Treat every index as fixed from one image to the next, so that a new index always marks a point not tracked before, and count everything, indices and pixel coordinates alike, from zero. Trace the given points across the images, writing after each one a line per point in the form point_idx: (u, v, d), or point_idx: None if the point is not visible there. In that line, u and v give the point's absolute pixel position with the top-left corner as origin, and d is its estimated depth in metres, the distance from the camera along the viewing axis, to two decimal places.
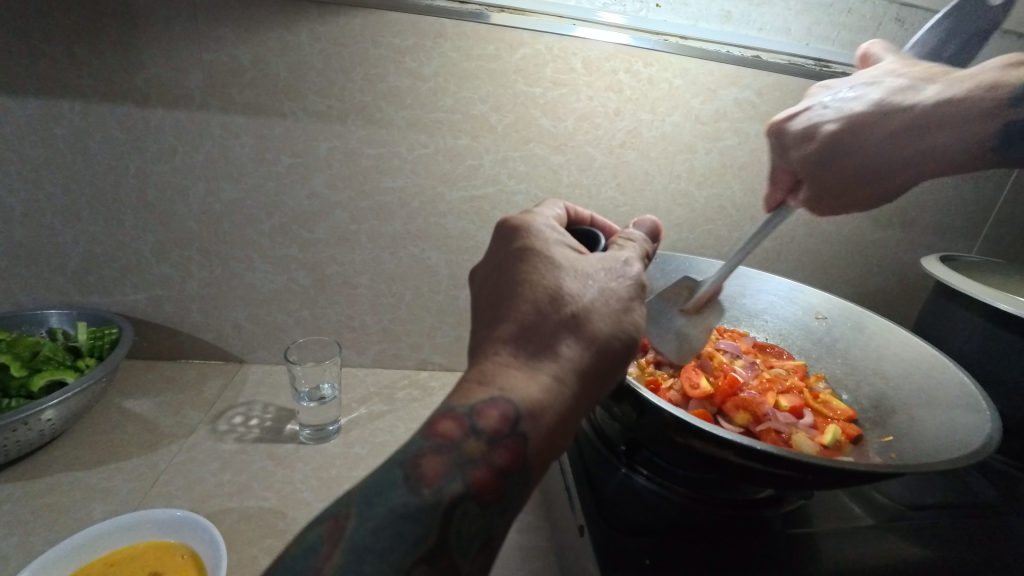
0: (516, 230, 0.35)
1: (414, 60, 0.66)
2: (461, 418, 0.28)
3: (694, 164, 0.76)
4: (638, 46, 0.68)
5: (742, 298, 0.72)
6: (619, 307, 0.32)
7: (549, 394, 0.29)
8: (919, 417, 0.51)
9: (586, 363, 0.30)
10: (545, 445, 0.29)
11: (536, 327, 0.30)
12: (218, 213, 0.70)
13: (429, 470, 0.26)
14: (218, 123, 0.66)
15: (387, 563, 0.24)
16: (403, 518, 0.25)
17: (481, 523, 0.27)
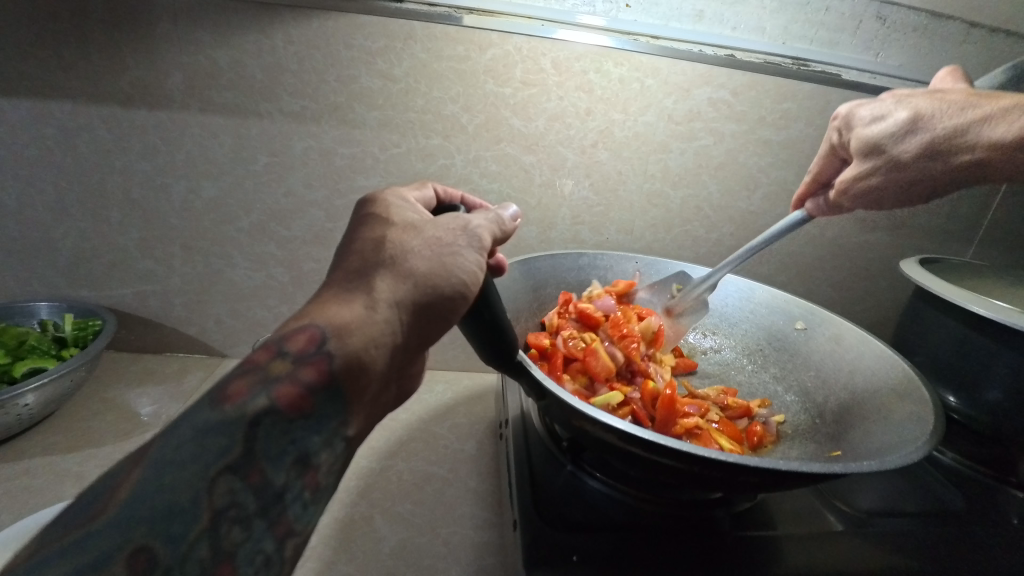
0: (366, 199, 0.38)
1: (385, 61, 0.67)
2: (270, 345, 0.28)
3: (668, 164, 0.76)
4: (619, 47, 0.68)
5: (721, 306, 0.69)
6: (441, 250, 0.35)
7: (362, 319, 0.31)
8: (871, 431, 0.46)
9: (401, 294, 0.32)
10: (357, 368, 0.29)
11: (359, 267, 0.33)
12: (199, 210, 0.73)
13: (233, 391, 0.25)
14: (197, 123, 0.68)
15: (191, 473, 0.23)
16: (206, 433, 0.24)
17: (284, 444, 0.26)
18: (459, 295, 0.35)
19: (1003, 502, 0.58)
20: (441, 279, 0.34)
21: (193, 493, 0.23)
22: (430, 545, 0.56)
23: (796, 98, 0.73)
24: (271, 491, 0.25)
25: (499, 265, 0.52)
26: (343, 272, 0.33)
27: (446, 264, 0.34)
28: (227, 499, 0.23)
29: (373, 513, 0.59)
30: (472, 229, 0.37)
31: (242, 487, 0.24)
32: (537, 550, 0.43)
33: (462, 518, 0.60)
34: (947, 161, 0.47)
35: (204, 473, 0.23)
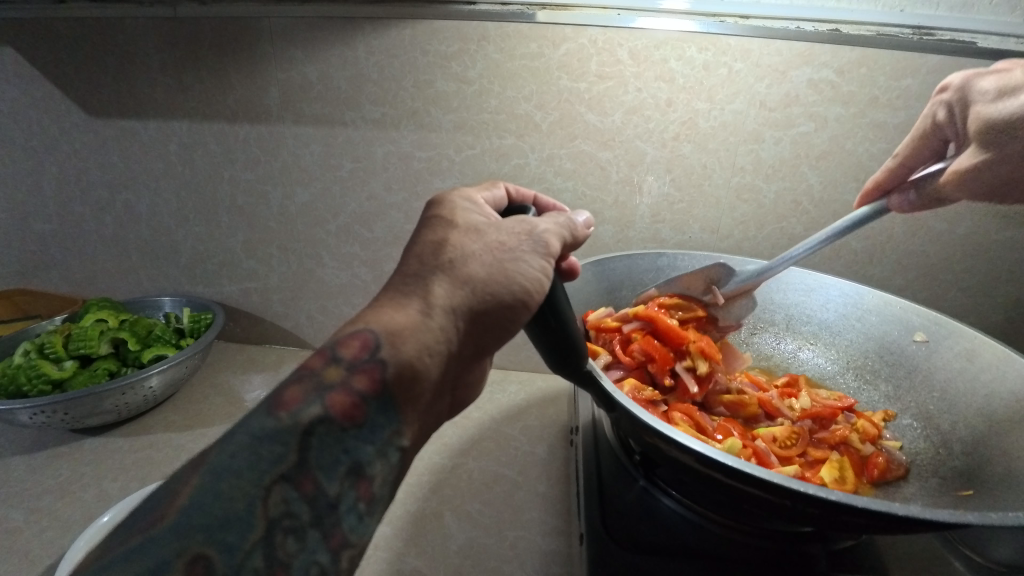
0: (433, 201, 0.39)
1: (460, 64, 0.68)
2: (325, 351, 0.30)
3: (760, 155, 0.69)
4: (704, 30, 0.63)
5: (820, 313, 0.61)
6: (503, 254, 0.34)
7: (415, 325, 0.31)
8: (1017, 474, 0.39)
9: (457, 300, 0.33)
10: (410, 375, 0.31)
11: (417, 269, 0.34)
12: (293, 214, 0.79)
13: (287, 397, 0.27)
14: (291, 133, 0.74)
15: (246, 481, 0.24)
16: (262, 442, 0.25)
17: (339, 450, 0.27)
18: (518, 303, 0.34)
19: None
20: (501, 286, 0.34)
21: (248, 500, 0.24)
22: (497, 547, 0.56)
23: (919, 74, 0.63)
24: (324, 501, 0.26)
25: (571, 270, 0.50)
26: (402, 275, 0.34)
27: (507, 270, 0.34)
28: (280, 509, 0.25)
29: (442, 510, 0.60)
30: (538, 234, 0.36)
31: (296, 496, 0.25)
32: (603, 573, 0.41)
33: (530, 523, 0.59)
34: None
35: (260, 481, 0.24)
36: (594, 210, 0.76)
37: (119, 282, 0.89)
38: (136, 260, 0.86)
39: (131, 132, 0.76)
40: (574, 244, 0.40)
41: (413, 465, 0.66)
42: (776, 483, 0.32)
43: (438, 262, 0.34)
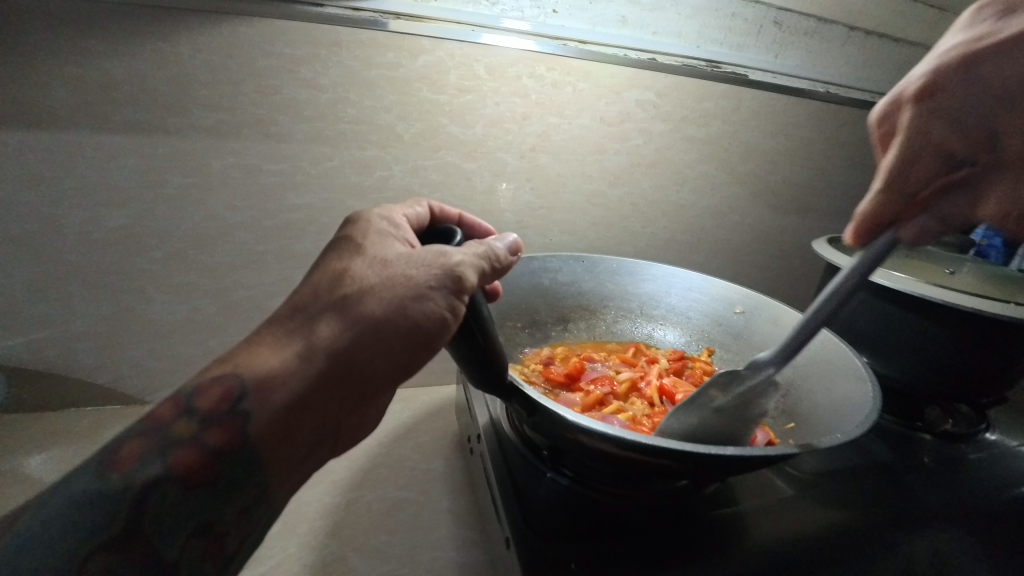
0: (352, 216, 0.37)
1: (310, 70, 0.63)
2: (180, 400, 0.29)
3: (604, 164, 0.78)
4: (549, 52, 0.69)
5: (665, 297, 0.72)
6: (405, 293, 0.31)
7: (286, 371, 0.30)
8: (819, 401, 0.51)
9: (341, 343, 0.30)
10: (274, 427, 0.29)
11: (306, 303, 0.31)
12: (101, 243, 0.64)
13: (124, 457, 0.26)
14: (90, 144, 0.59)
15: (58, 555, 0.23)
16: (84, 506, 0.24)
17: (181, 513, 0.26)
18: (406, 347, 0.32)
19: (916, 448, 0.67)
20: (393, 326, 0.31)
21: (57, 574, 0.23)
22: (414, 573, 0.54)
23: (713, 98, 0.78)
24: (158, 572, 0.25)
25: (494, 292, 0.56)
26: (291, 306, 0.32)
27: (403, 309, 0.31)
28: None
29: (346, 552, 0.56)
30: (452, 268, 0.32)
31: (124, 565, 0.24)
32: (537, 569, 0.42)
33: (443, 540, 0.58)
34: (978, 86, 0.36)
35: (76, 554, 0.23)
36: None
37: None
38: None
39: None
40: (501, 270, 0.38)
41: (302, 511, 0.60)
42: (672, 448, 0.37)
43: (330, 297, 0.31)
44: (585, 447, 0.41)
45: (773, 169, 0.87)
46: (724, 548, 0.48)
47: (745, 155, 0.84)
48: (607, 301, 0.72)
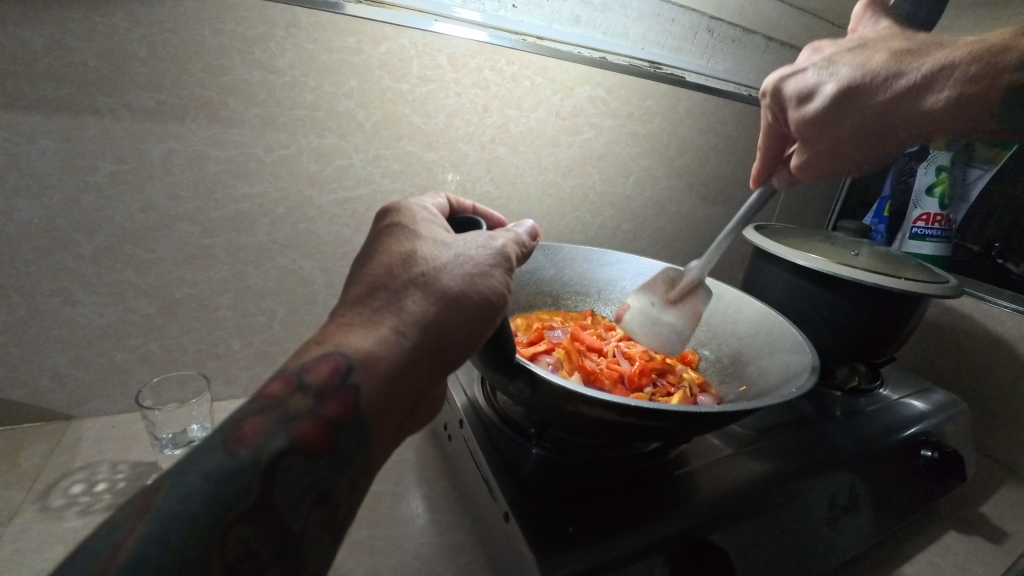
0: (386, 206, 0.36)
1: (265, 51, 0.59)
2: (291, 376, 0.27)
3: (558, 157, 0.82)
4: (495, 42, 0.70)
5: (621, 282, 0.76)
6: (476, 268, 0.31)
7: (386, 346, 0.28)
8: (765, 365, 0.55)
9: (431, 316, 0.29)
10: (384, 399, 0.28)
11: (386, 282, 0.30)
12: (14, 238, 0.56)
13: (249, 432, 0.24)
14: (2, 124, 0.52)
15: (199, 528, 0.22)
16: (218, 480, 0.23)
17: (310, 483, 0.24)
18: (485, 320, 0.31)
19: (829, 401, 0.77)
20: (473, 297, 0.31)
21: (202, 547, 0.21)
22: (401, 562, 0.54)
23: (655, 96, 0.84)
24: (292, 541, 0.24)
25: None
26: (366, 288, 0.30)
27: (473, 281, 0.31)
28: (240, 554, 0.22)
29: None
30: (500, 248, 0.34)
31: (258, 537, 0.23)
32: (539, 533, 0.45)
33: (426, 527, 0.59)
34: (880, 100, 0.45)
35: (216, 527, 0.22)
36: None
37: None
38: None
39: None
40: (521, 256, 0.38)
41: None
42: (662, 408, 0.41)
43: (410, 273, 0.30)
44: (580, 416, 0.44)
45: (703, 163, 0.96)
46: (694, 497, 0.54)
47: (680, 150, 0.92)
48: (567, 287, 0.76)
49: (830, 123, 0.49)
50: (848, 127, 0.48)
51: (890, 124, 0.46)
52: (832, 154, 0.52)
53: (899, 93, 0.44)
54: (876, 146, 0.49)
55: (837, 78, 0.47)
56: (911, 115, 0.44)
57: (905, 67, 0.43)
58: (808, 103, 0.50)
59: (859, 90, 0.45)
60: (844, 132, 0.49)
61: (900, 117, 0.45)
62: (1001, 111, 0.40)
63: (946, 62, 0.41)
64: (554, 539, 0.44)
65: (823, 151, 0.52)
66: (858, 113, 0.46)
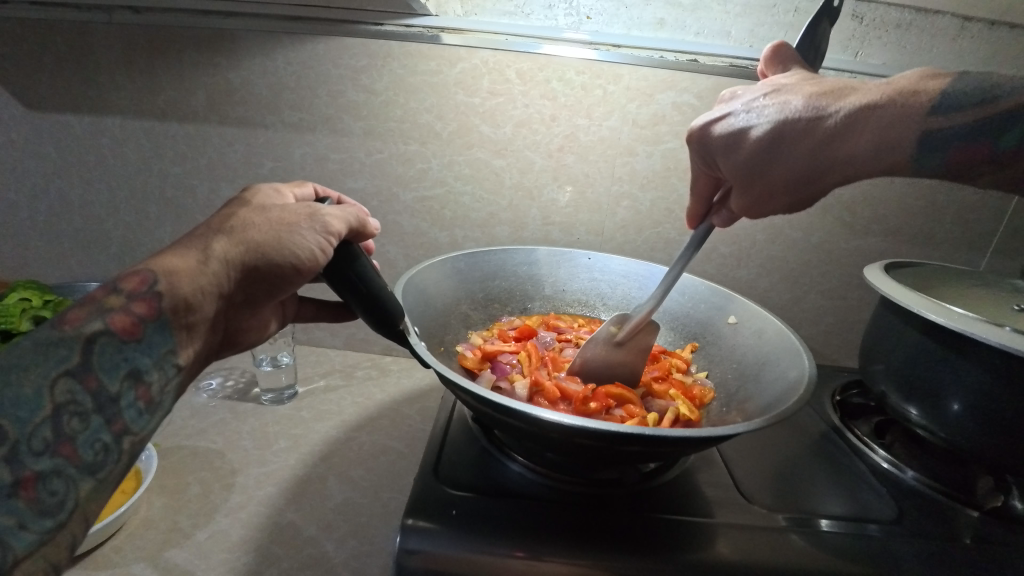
0: (247, 188, 0.49)
1: (368, 77, 0.76)
2: (107, 285, 0.38)
3: (635, 167, 0.78)
4: (602, 59, 0.73)
5: (665, 301, 0.68)
6: (281, 224, 0.42)
7: (188, 270, 0.40)
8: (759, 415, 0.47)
9: (232, 255, 0.41)
10: (182, 308, 0.39)
11: (203, 232, 0.42)
12: (217, 207, 0.85)
13: (71, 317, 0.37)
14: (217, 134, 0.80)
15: (35, 374, 0.34)
16: (46, 347, 0.35)
17: (119, 357, 0.37)
18: (287, 266, 0.41)
19: (952, 519, 0.54)
20: (272, 245, 0.41)
21: (36, 386, 0.34)
22: (370, 506, 0.62)
23: None
24: (105, 395, 0.36)
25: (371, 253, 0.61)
26: (190, 235, 0.42)
27: (281, 235, 0.41)
28: (65, 396, 0.35)
29: (328, 474, 0.66)
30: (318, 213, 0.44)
31: (79, 387, 0.35)
32: (420, 503, 0.47)
33: (405, 487, 0.65)
34: (803, 152, 0.44)
35: (46, 376, 0.34)
36: (491, 212, 0.83)
37: (50, 267, 0.92)
38: (67, 247, 0.90)
39: (66, 125, 0.81)
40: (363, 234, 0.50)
41: (309, 437, 0.72)
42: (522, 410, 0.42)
43: (225, 226, 0.42)
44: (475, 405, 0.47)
45: None
46: (634, 544, 0.47)
47: None
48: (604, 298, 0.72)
49: (756, 170, 0.47)
50: (774, 178, 0.46)
51: (828, 172, 0.44)
52: (764, 202, 0.49)
53: (827, 133, 0.42)
54: (811, 189, 0.46)
55: (763, 119, 0.45)
56: (838, 161, 0.43)
57: (828, 105, 0.42)
58: (730, 152, 0.48)
59: (780, 134, 0.44)
60: (773, 175, 0.46)
61: (829, 161, 0.43)
62: (920, 158, 0.41)
63: (869, 103, 0.41)
64: (431, 513, 0.46)
65: (754, 197, 0.49)
66: (779, 161, 0.45)
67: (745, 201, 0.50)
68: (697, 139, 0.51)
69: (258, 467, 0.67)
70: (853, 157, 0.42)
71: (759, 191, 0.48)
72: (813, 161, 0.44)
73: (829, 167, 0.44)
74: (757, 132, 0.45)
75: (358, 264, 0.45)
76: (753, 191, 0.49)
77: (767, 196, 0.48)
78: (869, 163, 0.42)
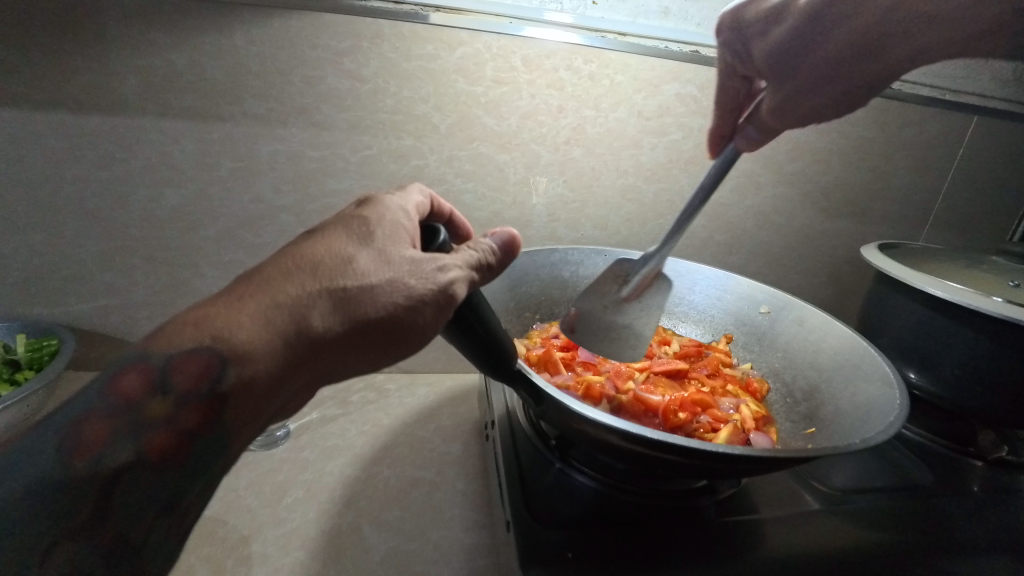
0: (369, 203, 0.40)
1: (352, 61, 0.66)
2: (151, 378, 0.31)
3: (640, 159, 0.77)
4: (588, 44, 0.69)
5: (688, 294, 0.69)
6: (403, 300, 0.34)
7: (266, 357, 0.32)
8: (841, 406, 0.48)
9: (330, 337, 0.33)
10: (243, 409, 0.33)
11: (297, 290, 0.33)
12: (161, 218, 0.70)
13: (90, 440, 0.30)
14: (157, 129, 0.65)
15: (24, 538, 0.28)
16: (51, 492, 0.29)
17: (150, 493, 0.31)
18: (393, 346, 0.35)
19: (965, 473, 0.62)
20: (385, 323, 0.34)
21: (26, 556, 0.28)
22: (422, 550, 0.56)
23: None
24: (127, 548, 0.31)
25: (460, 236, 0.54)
26: (278, 281, 0.33)
27: (398, 313, 0.34)
28: (68, 563, 0.29)
29: (361, 522, 0.58)
30: (450, 281, 0.36)
31: (86, 548, 0.29)
32: (534, 556, 0.42)
33: (453, 521, 0.60)
34: (853, 15, 0.42)
35: (45, 537, 0.29)
36: (494, 211, 0.77)
37: None
38: None
39: None
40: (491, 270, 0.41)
41: (323, 480, 0.63)
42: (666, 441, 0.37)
43: (336, 284, 0.33)
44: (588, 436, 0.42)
45: (822, 168, 0.83)
46: (742, 553, 0.47)
47: (793, 153, 0.81)
48: None
49: (795, 52, 0.46)
50: (829, 50, 0.44)
51: (879, 57, 0.43)
52: (801, 97, 0.48)
53: None
54: (871, 65, 0.44)
55: None
56: (881, 24, 0.41)
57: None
58: (772, 31, 0.47)
59: (830, 5, 0.42)
60: (817, 61, 0.45)
61: (880, 17, 0.41)
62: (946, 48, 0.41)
63: None
64: (550, 564, 0.42)
65: (794, 91, 0.48)
66: (829, 36, 0.43)
67: (786, 88, 0.48)
68: (730, 25, 0.51)
69: (274, 528, 0.57)
70: (874, 20, 0.41)
71: (806, 78, 0.46)
72: (849, 23, 0.42)
73: (869, 40, 0.42)
74: (807, 1, 0.43)
75: (479, 309, 0.39)
76: (800, 100, 0.48)
77: (811, 87, 0.47)
78: (929, 8, 0.39)
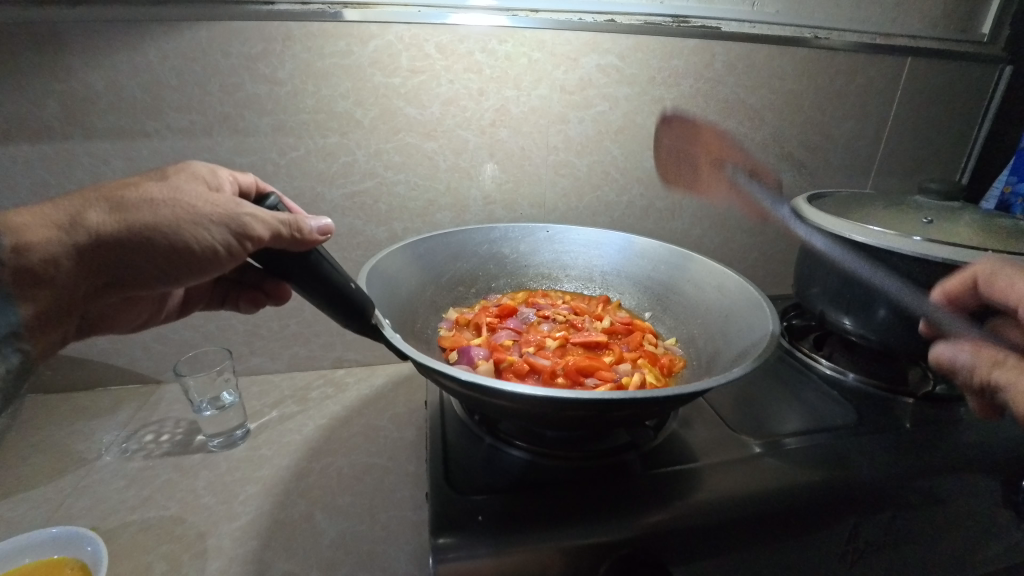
0: (187, 163, 0.47)
1: (267, 65, 0.67)
2: None
3: (569, 134, 0.78)
4: (501, 24, 0.69)
5: (627, 265, 0.71)
6: (174, 212, 0.39)
7: (47, 239, 0.37)
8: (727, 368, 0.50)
9: (104, 228, 0.38)
10: (31, 275, 0.37)
11: (90, 200, 0.39)
12: None
13: None
14: (84, 151, 0.67)
15: None
16: None
17: None
18: (168, 250, 0.39)
19: (895, 410, 0.62)
20: (164, 233, 0.39)
21: None
22: (370, 530, 0.58)
23: (682, 56, 0.76)
24: None
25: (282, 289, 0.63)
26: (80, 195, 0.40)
27: (181, 226, 0.39)
28: None
29: (313, 510, 0.61)
30: (237, 215, 0.39)
31: None
32: (447, 520, 0.45)
33: (402, 502, 0.62)
34: None
35: None
36: (429, 199, 0.78)
37: None
38: None
39: None
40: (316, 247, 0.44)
41: (279, 474, 0.65)
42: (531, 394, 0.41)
43: (118, 196, 0.39)
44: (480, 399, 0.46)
45: (755, 126, 0.83)
46: (653, 501, 0.48)
47: (723, 113, 0.81)
48: (567, 268, 0.73)
49: None
50: None
51: None
52: None
53: None
54: None
55: None
56: None
57: None
58: None
59: None
60: None
61: None
62: None
63: None
64: (460, 526, 0.44)
65: None
66: None
67: None
68: None
69: (229, 523, 0.59)
70: None
71: None
72: None
73: None
74: None
75: (311, 267, 0.42)
76: None
77: None
78: None
